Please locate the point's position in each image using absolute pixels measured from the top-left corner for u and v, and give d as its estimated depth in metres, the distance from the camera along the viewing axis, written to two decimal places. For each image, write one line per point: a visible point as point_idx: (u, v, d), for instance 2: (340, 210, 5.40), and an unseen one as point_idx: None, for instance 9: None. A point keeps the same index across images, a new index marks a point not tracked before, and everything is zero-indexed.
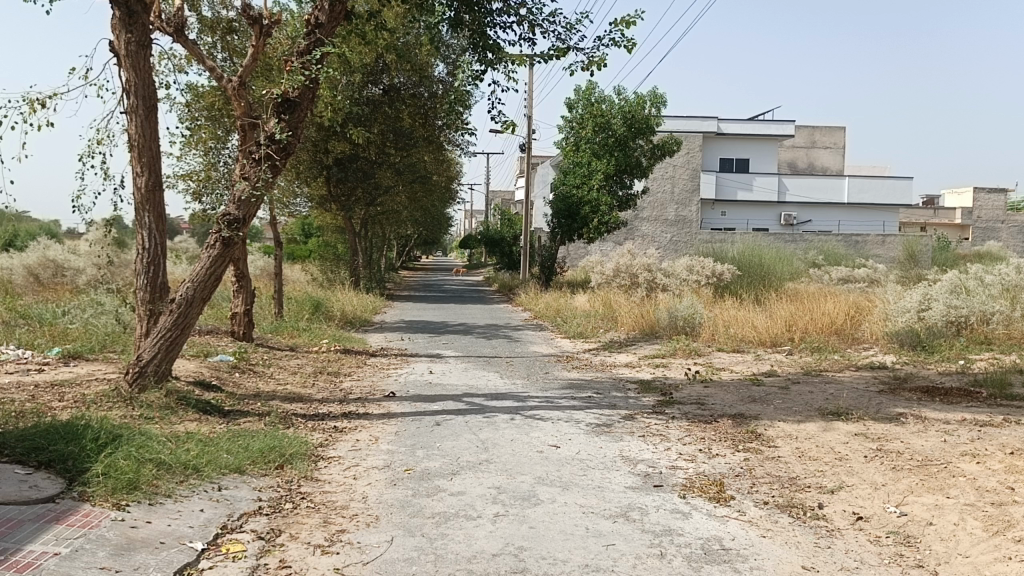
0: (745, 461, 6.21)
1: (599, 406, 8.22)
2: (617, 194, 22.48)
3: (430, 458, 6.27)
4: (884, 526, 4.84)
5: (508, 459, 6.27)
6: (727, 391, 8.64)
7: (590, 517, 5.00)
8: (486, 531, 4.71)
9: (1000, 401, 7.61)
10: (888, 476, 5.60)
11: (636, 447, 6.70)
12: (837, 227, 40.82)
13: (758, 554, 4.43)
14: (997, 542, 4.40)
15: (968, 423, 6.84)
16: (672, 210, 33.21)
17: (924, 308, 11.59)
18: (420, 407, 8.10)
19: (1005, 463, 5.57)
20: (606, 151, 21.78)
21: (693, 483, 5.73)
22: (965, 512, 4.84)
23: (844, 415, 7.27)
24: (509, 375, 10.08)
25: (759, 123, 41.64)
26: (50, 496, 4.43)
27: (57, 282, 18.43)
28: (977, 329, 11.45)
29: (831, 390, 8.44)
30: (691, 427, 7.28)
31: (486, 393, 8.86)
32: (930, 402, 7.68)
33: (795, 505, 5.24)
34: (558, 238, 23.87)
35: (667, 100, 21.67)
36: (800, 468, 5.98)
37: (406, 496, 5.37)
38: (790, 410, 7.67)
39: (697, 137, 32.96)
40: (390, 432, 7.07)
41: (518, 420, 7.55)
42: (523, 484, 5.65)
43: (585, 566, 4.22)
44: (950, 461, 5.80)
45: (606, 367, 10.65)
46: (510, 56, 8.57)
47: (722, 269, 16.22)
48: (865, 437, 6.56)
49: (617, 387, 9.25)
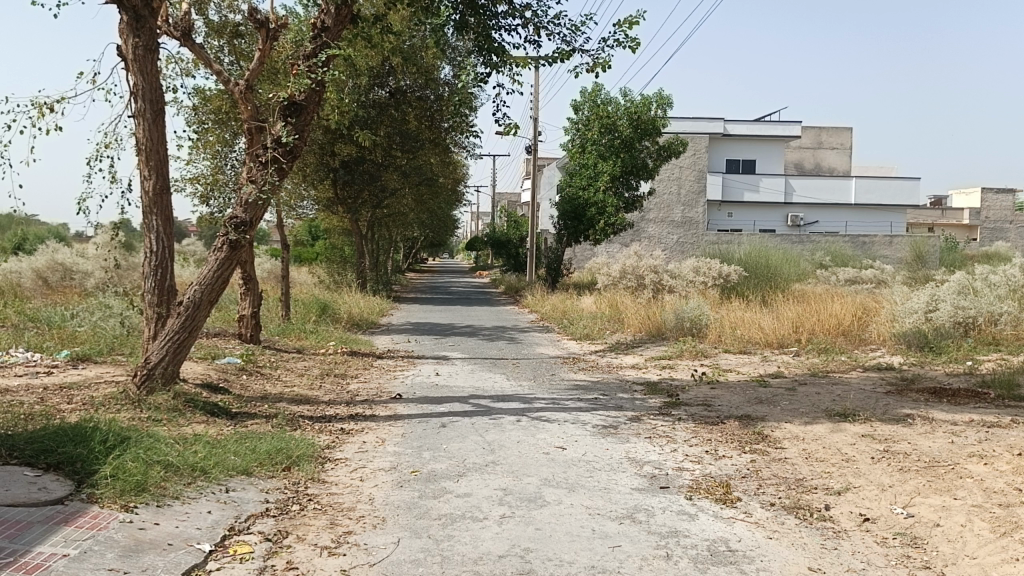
0: (751, 463, 6.21)
1: (605, 408, 8.22)
2: (623, 196, 22.47)
3: (437, 459, 6.29)
4: (892, 527, 4.83)
5: (514, 460, 6.28)
6: (733, 393, 8.65)
7: (596, 518, 5.00)
8: (492, 533, 4.72)
9: (1007, 402, 7.60)
10: (895, 477, 5.59)
11: (642, 449, 6.70)
12: (845, 228, 40.71)
13: (764, 556, 4.43)
14: (1005, 544, 4.39)
15: (976, 424, 6.83)
16: (678, 211, 33.17)
17: (930, 309, 11.54)
18: (426, 409, 8.12)
19: (1012, 465, 5.56)
20: (612, 152, 21.76)
21: (699, 484, 5.73)
22: (972, 513, 4.83)
23: (850, 416, 7.27)
24: (515, 376, 10.10)
25: (765, 124, 41.58)
26: (59, 498, 4.46)
27: (65, 286, 18.56)
28: (985, 329, 11.42)
29: (837, 391, 8.44)
30: (697, 429, 7.28)
31: (492, 394, 8.88)
32: (937, 403, 7.67)
33: (801, 507, 5.24)
34: (564, 240, 23.88)
35: (672, 101, 21.67)
36: (806, 469, 5.97)
37: (412, 498, 5.39)
38: (797, 411, 7.67)
39: (703, 139, 32.92)
40: (397, 434, 7.09)
41: (525, 422, 7.56)
42: (529, 486, 5.66)
43: (591, 567, 4.22)
44: (958, 462, 5.78)
45: (613, 369, 10.65)
46: (513, 59, 8.59)
47: (728, 271, 16.21)
48: (871, 439, 6.55)
49: (623, 389, 9.26)
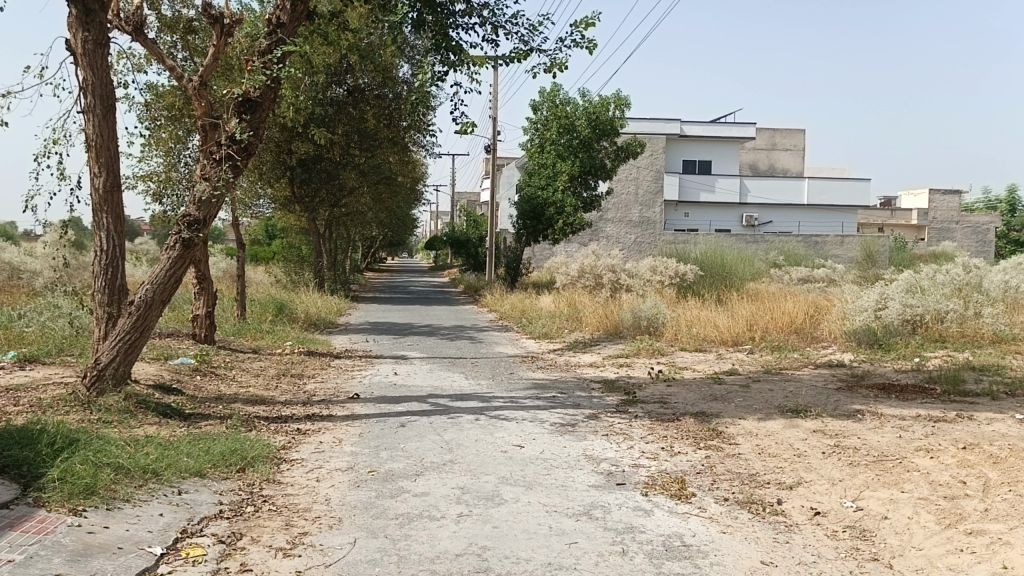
0: (706, 459, 6.29)
1: (563, 406, 8.26)
2: (582, 195, 22.60)
3: (394, 459, 6.26)
4: (841, 521, 4.94)
5: (472, 459, 6.28)
6: (689, 390, 8.75)
7: (553, 516, 5.03)
8: (450, 532, 4.72)
9: (953, 397, 7.81)
10: (845, 471, 5.71)
11: (600, 446, 6.75)
12: (798, 228, 41.46)
13: (717, 550, 4.50)
14: (950, 535, 4.51)
15: (923, 419, 7.01)
16: (636, 211, 33.44)
17: (880, 308, 11.81)
18: (384, 408, 8.07)
19: (957, 458, 5.72)
20: (570, 152, 21.88)
21: (655, 480, 5.79)
22: (918, 506, 4.96)
23: (802, 412, 7.40)
24: (474, 375, 10.09)
25: (721, 126, 42.13)
26: (3, 503, 4.34)
27: (11, 285, 18.07)
28: (932, 327, 11.71)
29: (790, 388, 8.59)
30: (654, 426, 7.36)
31: (451, 394, 8.86)
32: (886, 399, 7.85)
33: (754, 501, 5.32)
34: (523, 240, 23.92)
35: (630, 102, 21.85)
36: (759, 465, 6.07)
37: (369, 498, 5.36)
38: (751, 408, 7.79)
39: (661, 139, 33.26)
40: (354, 434, 7.04)
41: (483, 420, 7.57)
42: (487, 484, 5.67)
43: (548, 564, 4.25)
44: (905, 456, 5.93)
45: (571, 367, 10.71)
46: (471, 58, 8.58)
47: (685, 270, 16.40)
48: (823, 434, 6.68)
49: (581, 387, 9.32)
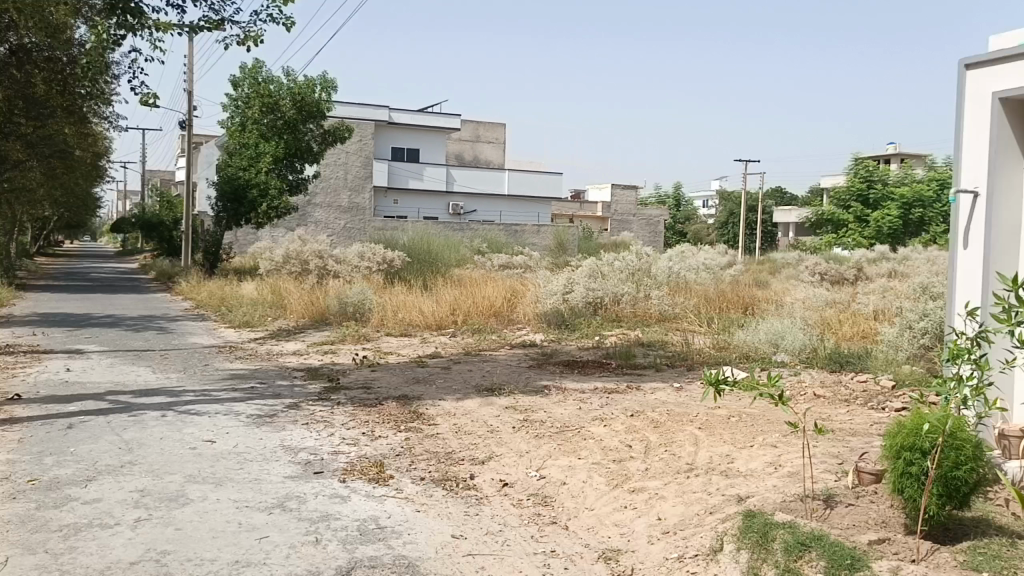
0: (405, 441, 6.39)
1: (262, 397, 7.93)
2: (287, 178, 21.85)
3: (61, 465, 5.58)
4: (526, 490, 5.28)
5: (155, 459, 5.80)
6: (392, 374, 8.84)
7: (244, 511, 4.80)
8: (124, 539, 4.30)
9: (625, 371, 8.71)
10: (531, 443, 6.12)
11: (298, 435, 6.57)
12: (500, 217, 43.81)
13: (411, 529, 4.59)
14: (617, 494, 5.01)
15: (600, 391, 7.72)
16: (346, 196, 33.05)
17: (567, 292, 12.74)
18: (51, 409, 7.17)
19: (626, 425, 6.37)
20: (274, 133, 21.06)
21: (354, 466, 5.76)
22: (592, 470, 5.44)
23: (497, 390, 7.81)
24: (163, 369, 9.33)
25: (431, 115, 43.07)
26: None
27: None
28: (611, 308, 12.97)
29: (487, 368, 9.03)
30: (355, 412, 7.32)
31: (134, 390, 8.11)
32: (570, 374, 8.54)
33: (448, 478, 5.51)
34: (223, 224, 22.59)
35: (337, 85, 21.52)
36: (455, 443, 6.30)
37: (27, 511, 4.72)
38: (449, 389, 8.06)
39: (370, 126, 33.24)
40: (10, 440, 6.16)
41: (171, 417, 7.02)
42: (171, 485, 5.26)
43: (235, 563, 4.04)
44: (584, 426, 6.49)
45: (273, 356, 10.33)
46: (154, 23, 7.87)
47: (391, 256, 16.54)
48: (514, 410, 7.09)
49: (282, 376, 9.01)
